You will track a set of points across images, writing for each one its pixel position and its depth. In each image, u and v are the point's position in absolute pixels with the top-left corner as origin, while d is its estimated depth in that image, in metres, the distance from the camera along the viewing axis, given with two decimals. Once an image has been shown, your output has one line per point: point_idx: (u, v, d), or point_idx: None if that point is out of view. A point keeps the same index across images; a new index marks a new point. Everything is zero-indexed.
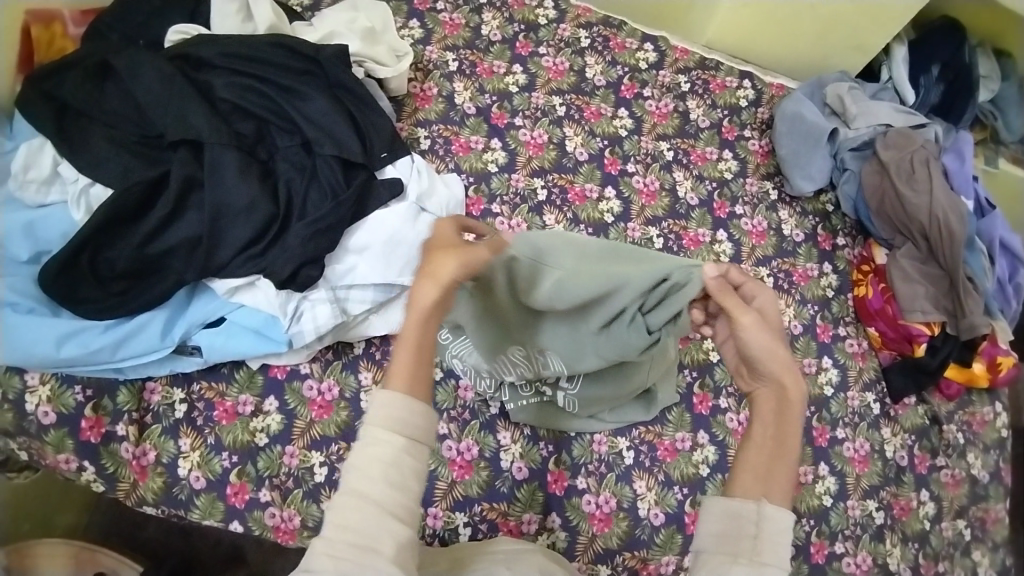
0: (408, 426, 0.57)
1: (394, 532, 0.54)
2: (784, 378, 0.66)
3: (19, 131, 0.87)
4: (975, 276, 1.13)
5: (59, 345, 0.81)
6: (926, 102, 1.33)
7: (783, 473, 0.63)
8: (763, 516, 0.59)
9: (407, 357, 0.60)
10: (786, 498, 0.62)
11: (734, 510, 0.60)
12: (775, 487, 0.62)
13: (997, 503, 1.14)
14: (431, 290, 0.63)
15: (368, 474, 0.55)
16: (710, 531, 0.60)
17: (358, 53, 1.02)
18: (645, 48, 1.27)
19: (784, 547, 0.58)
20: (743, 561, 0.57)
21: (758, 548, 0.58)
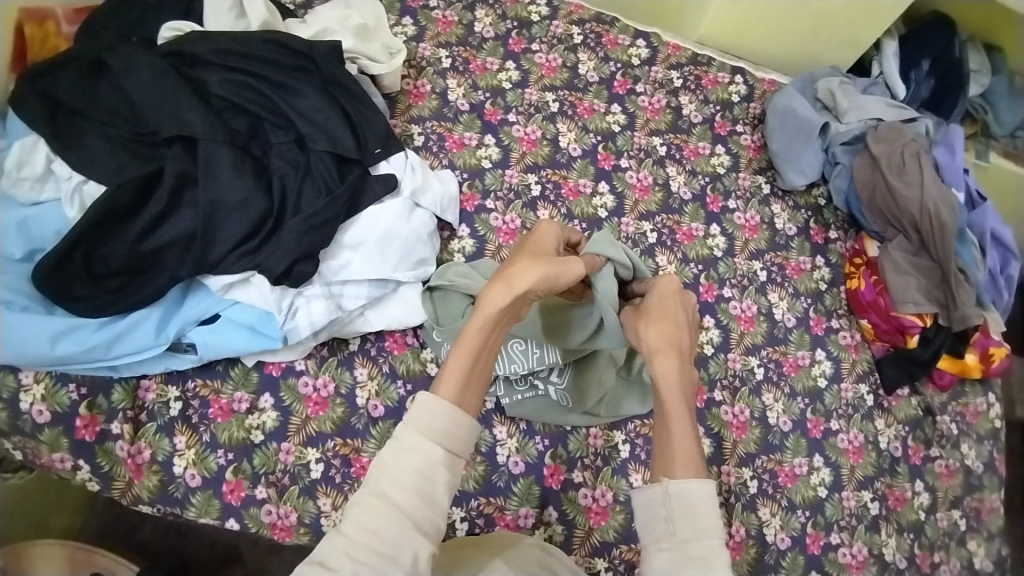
0: (448, 441, 0.60)
1: (416, 545, 0.56)
2: (660, 352, 0.78)
3: (11, 129, 0.87)
4: (966, 268, 1.13)
5: (54, 342, 0.81)
6: (917, 97, 1.35)
7: (678, 439, 0.70)
8: (670, 494, 0.65)
9: (464, 361, 0.66)
10: (694, 469, 0.67)
11: (648, 498, 0.66)
12: (678, 462, 0.68)
13: (992, 493, 1.14)
14: (502, 294, 0.70)
15: (401, 480, 0.57)
16: (641, 523, 0.66)
17: (352, 50, 1.03)
18: (637, 44, 1.27)
19: (700, 519, 0.64)
20: (667, 545, 0.63)
21: (674, 529, 0.63)
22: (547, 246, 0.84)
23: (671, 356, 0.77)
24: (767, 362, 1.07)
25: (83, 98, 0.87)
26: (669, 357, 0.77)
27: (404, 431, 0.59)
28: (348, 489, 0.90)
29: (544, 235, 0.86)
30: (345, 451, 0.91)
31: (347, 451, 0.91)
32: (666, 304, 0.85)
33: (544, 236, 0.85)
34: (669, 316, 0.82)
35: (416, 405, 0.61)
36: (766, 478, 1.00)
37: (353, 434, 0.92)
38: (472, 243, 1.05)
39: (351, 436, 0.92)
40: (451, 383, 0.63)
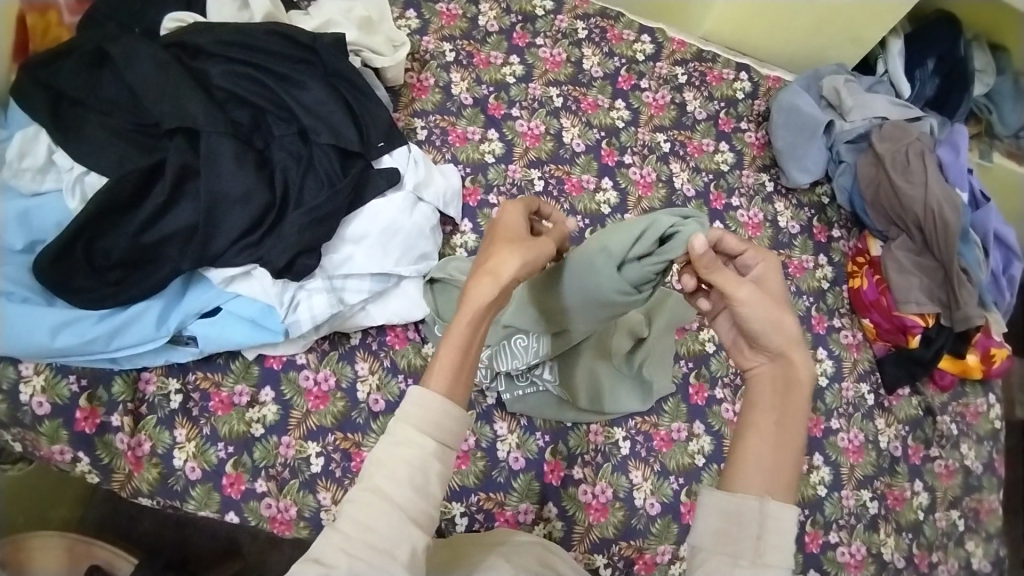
0: (440, 432, 0.57)
1: (412, 538, 0.55)
2: (790, 354, 0.65)
3: (13, 119, 0.87)
4: (969, 268, 1.13)
5: (54, 334, 0.81)
6: (922, 96, 1.35)
7: (789, 460, 0.61)
8: (766, 513, 0.58)
9: (452, 354, 0.60)
10: (789, 490, 0.60)
11: (735, 508, 0.59)
12: (779, 481, 0.60)
13: (991, 493, 1.14)
14: (491, 287, 0.62)
15: (393, 474, 0.56)
16: (707, 527, 0.59)
17: (355, 42, 1.02)
18: (642, 40, 1.27)
19: (788, 546, 0.57)
20: (744, 563, 0.56)
21: (759, 550, 0.57)
22: (519, 227, 0.70)
23: (808, 361, 0.65)
24: None
25: (84, 89, 0.86)
26: (804, 361, 0.65)
27: (395, 424, 0.57)
28: (349, 484, 0.90)
29: (507, 216, 0.71)
30: (345, 446, 0.91)
31: (348, 445, 0.91)
32: (773, 287, 0.69)
33: (508, 216, 0.71)
34: (784, 304, 0.68)
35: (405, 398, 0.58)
36: None
37: (353, 428, 0.92)
38: (474, 239, 1.04)
39: (351, 430, 0.92)
40: (444, 377, 0.59)
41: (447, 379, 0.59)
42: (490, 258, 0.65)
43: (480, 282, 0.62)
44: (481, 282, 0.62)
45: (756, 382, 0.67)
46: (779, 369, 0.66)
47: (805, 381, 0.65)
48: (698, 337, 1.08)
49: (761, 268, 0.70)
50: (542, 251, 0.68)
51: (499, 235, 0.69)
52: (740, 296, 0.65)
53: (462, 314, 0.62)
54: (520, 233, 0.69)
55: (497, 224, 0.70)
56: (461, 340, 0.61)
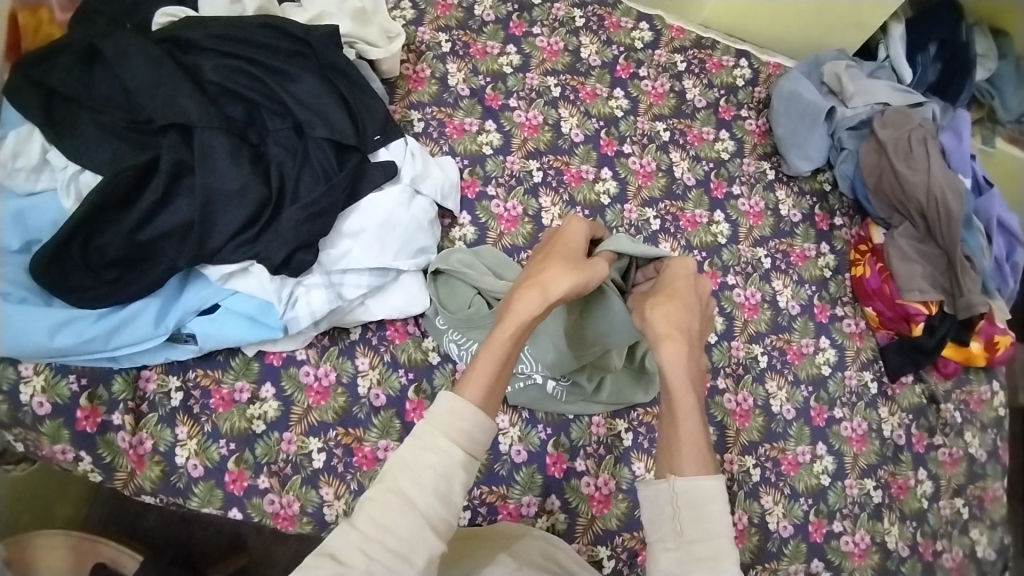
0: (466, 441, 0.60)
1: (428, 543, 0.56)
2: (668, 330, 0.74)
3: (7, 119, 0.86)
4: (972, 255, 1.12)
5: (54, 333, 0.81)
6: (924, 81, 1.33)
7: (688, 441, 0.67)
8: (676, 492, 0.64)
9: (489, 367, 0.66)
10: (703, 465, 0.66)
11: (654, 494, 0.65)
12: (687, 459, 0.66)
13: (995, 481, 1.14)
14: (537, 301, 0.70)
15: (419, 479, 0.57)
16: (649, 519, 0.65)
17: (349, 34, 1.01)
18: (640, 27, 1.25)
19: (709, 520, 0.63)
20: (671, 545, 0.62)
21: (681, 529, 0.63)
22: (574, 247, 0.80)
23: (675, 341, 0.73)
24: (770, 350, 1.06)
25: (77, 86, 0.85)
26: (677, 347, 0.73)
27: (424, 428, 0.59)
28: (350, 479, 0.89)
29: (571, 233, 0.82)
30: (347, 441, 0.91)
31: (349, 440, 0.91)
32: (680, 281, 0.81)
33: (573, 230, 0.82)
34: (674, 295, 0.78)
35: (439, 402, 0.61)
36: (769, 466, 1.00)
37: (355, 423, 0.91)
38: (473, 231, 1.04)
39: (353, 426, 0.91)
40: (479, 387, 0.63)
41: (482, 390, 0.63)
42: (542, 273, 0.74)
43: (528, 295, 0.71)
44: (529, 293, 0.71)
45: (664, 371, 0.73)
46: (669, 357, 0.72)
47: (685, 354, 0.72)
48: None
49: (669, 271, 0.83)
50: (591, 275, 0.75)
51: (556, 253, 0.79)
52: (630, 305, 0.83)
53: (509, 324, 0.69)
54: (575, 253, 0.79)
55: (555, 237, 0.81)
56: (503, 346, 0.68)
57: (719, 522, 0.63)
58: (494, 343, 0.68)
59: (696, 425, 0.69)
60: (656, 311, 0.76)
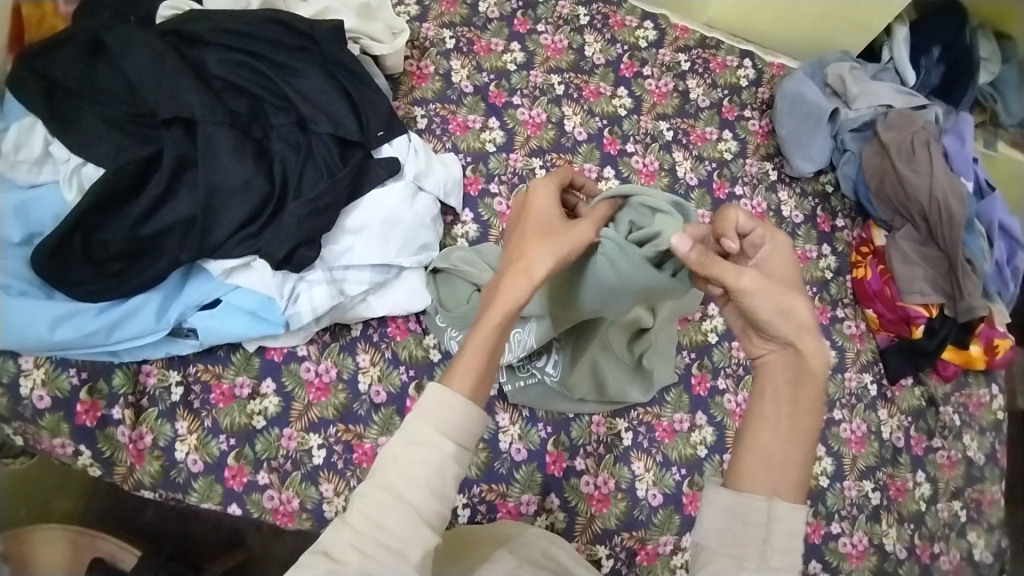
0: (458, 432, 0.57)
1: (424, 539, 0.54)
2: (801, 344, 0.60)
3: (8, 110, 0.85)
4: (974, 258, 1.12)
5: (54, 327, 0.80)
6: (927, 84, 1.34)
7: (801, 458, 0.58)
8: (775, 516, 0.55)
9: (478, 357, 0.60)
10: (800, 490, 0.57)
11: (741, 508, 0.56)
12: (790, 479, 0.57)
13: (992, 484, 1.14)
14: (524, 287, 0.62)
15: (410, 475, 0.55)
16: (712, 527, 0.57)
17: (354, 29, 1.00)
18: (645, 26, 1.25)
19: (798, 550, 0.55)
20: (751, 567, 0.54)
21: (766, 553, 0.54)
22: (549, 218, 0.68)
23: (821, 353, 0.60)
24: None
25: (80, 79, 0.85)
26: (815, 352, 0.60)
27: (414, 420, 0.57)
28: (350, 476, 0.89)
29: (538, 204, 0.69)
30: (347, 437, 0.90)
31: (350, 437, 0.91)
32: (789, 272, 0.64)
33: (541, 200, 0.69)
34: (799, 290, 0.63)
35: (426, 396, 0.58)
36: None
37: (355, 420, 0.91)
38: (476, 229, 1.03)
39: (353, 422, 0.91)
40: (467, 378, 0.59)
41: (471, 380, 0.59)
42: (521, 253, 0.64)
43: (512, 282, 0.62)
44: (513, 280, 0.62)
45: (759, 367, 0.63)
46: (788, 359, 0.61)
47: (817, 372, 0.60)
48: (700, 327, 1.07)
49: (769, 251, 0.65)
50: (576, 245, 0.65)
51: (529, 227, 0.67)
52: (746, 287, 0.60)
53: (492, 314, 0.61)
54: (552, 222, 0.67)
55: (525, 211, 0.68)
56: (487, 341, 0.60)
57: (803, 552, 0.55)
58: (478, 337, 0.60)
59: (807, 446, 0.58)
60: (786, 304, 0.60)
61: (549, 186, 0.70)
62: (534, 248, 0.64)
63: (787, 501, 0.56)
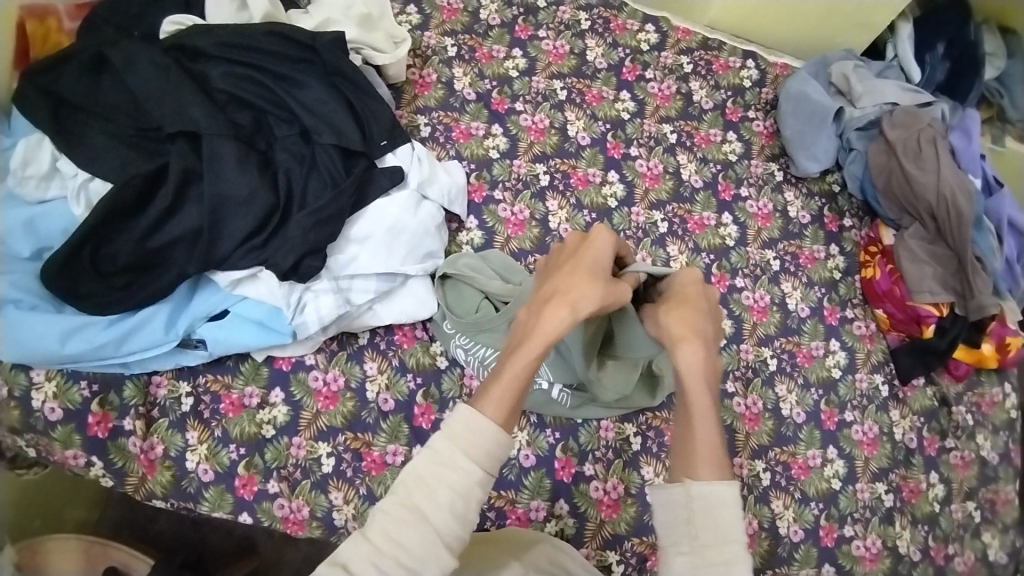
0: (485, 459, 0.57)
1: (442, 562, 0.54)
2: (681, 343, 0.71)
3: (17, 127, 0.87)
4: (983, 256, 1.11)
5: (64, 340, 0.81)
6: (933, 81, 1.31)
7: (706, 440, 0.67)
8: (692, 497, 0.62)
9: (513, 385, 0.61)
10: (712, 467, 0.65)
11: (666, 497, 0.64)
12: (701, 463, 0.65)
13: (1007, 484, 1.13)
14: (566, 320, 0.65)
15: (435, 496, 0.55)
16: (662, 525, 0.64)
17: (356, 40, 1.01)
18: (646, 30, 1.25)
19: (721, 528, 0.61)
20: (685, 550, 0.60)
21: (693, 533, 0.61)
22: (603, 261, 0.71)
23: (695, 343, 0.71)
24: (779, 353, 1.06)
25: (86, 95, 0.86)
26: (694, 344, 0.71)
27: (441, 441, 0.57)
28: (359, 483, 0.90)
29: (598, 245, 0.72)
30: (356, 445, 0.91)
31: (358, 445, 0.91)
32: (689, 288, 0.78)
33: (599, 244, 0.72)
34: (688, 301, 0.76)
35: (457, 418, 0.58)
36: (779, 470, 0.99)
37: (363, 428, 0.92)
38: (480, 235, 1.04)
39: (361, 430, 0.91)
40: (501, 405, 0.60)
41: (504, 408, 0.60)
42: (569, 288, 0.67)
43: (556, 313, 0.65)
44: (557, 310, 0.65)
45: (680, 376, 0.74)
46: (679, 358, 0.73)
47: (695, 361, 0.70)
48: None
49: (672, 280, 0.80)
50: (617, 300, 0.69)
51: (583, 262, 0.70)
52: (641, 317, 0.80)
53: (534, 341, 0.64)
54: (602, 269, 0.70)
55: (584, 247, 0.72)
56: (522, 367, 0.63)
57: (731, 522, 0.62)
58: (515, 363, 0.63)
59: (712, 425, 0.68)
60: (671, 316, 0.74)
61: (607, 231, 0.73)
62: (585, 287, 0.67)
63: (701, 479, 0.64)
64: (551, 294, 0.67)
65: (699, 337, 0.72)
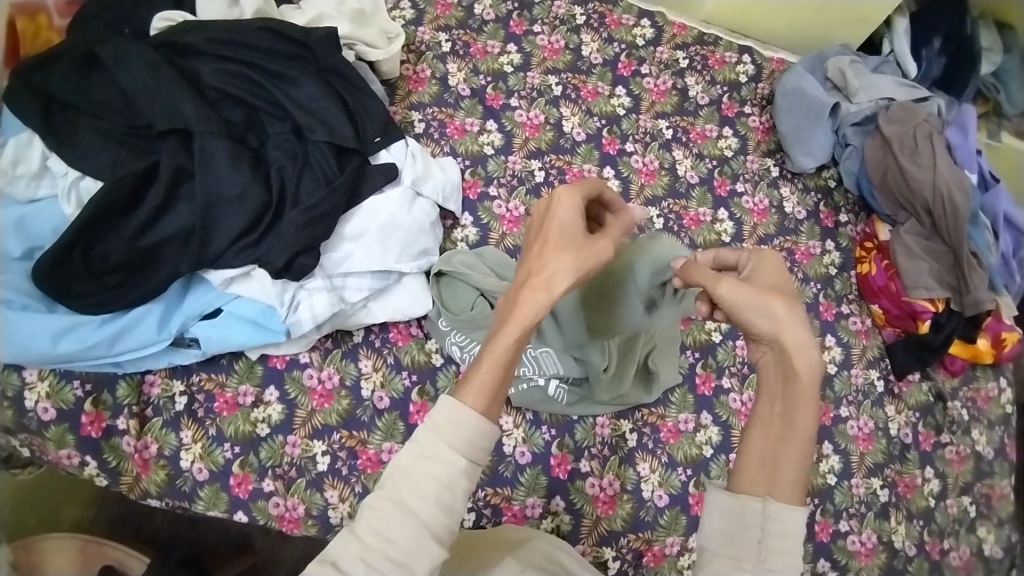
0: (469, 448, 0.55)
1: (431, 554, 0.53)
2: (786, 340, 0.59)
3: (7, 125, 0.86)
4: (979, 252, 1.11)
5: (56, 340, 0.81)
6: (928, 76, 1.31)
7: (795, 458, 0.58)
8: (769, 518, 0.56)
9: (492, 372, 0.57)
10: (796, 492, 0.57)
11: (738, 508, 0.58)
12: (783, 481, 0.58)
13: (1002, 479, 1.13)
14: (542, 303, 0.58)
15: (420, 489, 0.54)
16: (712, 528, 0.58)
17: (349, 36, 1.00)
18: (642, 24, 1.25)
19: (796, 549, 0.56)
20: (747, 567, 0.55)
21: (763, 555, 0.55)
22: (572, 225, 0.62)
23: (807, 347, 0.59)
24: None
25: (77, 92, 0.85)
26: (801, 347, 0.59)
27: (423, 433, 0.55)
28: (355, 482, 0.89)
29: (564, 210, 0.63)
30: (351, 443, 0.91)
31: (354, 443, 0.91)
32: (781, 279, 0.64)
33: (565, 210, 0.63)
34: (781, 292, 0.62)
35: (440, 410, 0.56)
36: None
37: (359, 426, 0.91)
38: (475, 232, 1.03)
39: (357, 428, 0.91)
40: (481, 395, 0.56)
41: (485, 397, 0.56)
42: (540, 265, 0.60)
43: (531, 297, 0.58)
44: (529, 291, 0.58)
45: (762, 369, 0.63)
46: (776, 356, 0.61)
47: (804, 372, 0.59)
48: (704, 326, 1.06)
49: (756, 266, 0.66)
50: (599, 262, 0.61)
51: (550, 234, 0.62)
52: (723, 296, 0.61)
53: (509, 328, 0.57)
54: (573, 237, 0.61)
55: (550, 216, 0.62)
56: (504, 353, 0.57)
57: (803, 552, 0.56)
58: (492, 353, 0.57)
59: (802, 450, 0.58)
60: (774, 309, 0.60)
61: (571, 192, 0.64)
62: (557, 260, 0.59)
63: (781, 501, 0.57)
64: (523, 276, 0.60)
65: (808, 342, 0.60)
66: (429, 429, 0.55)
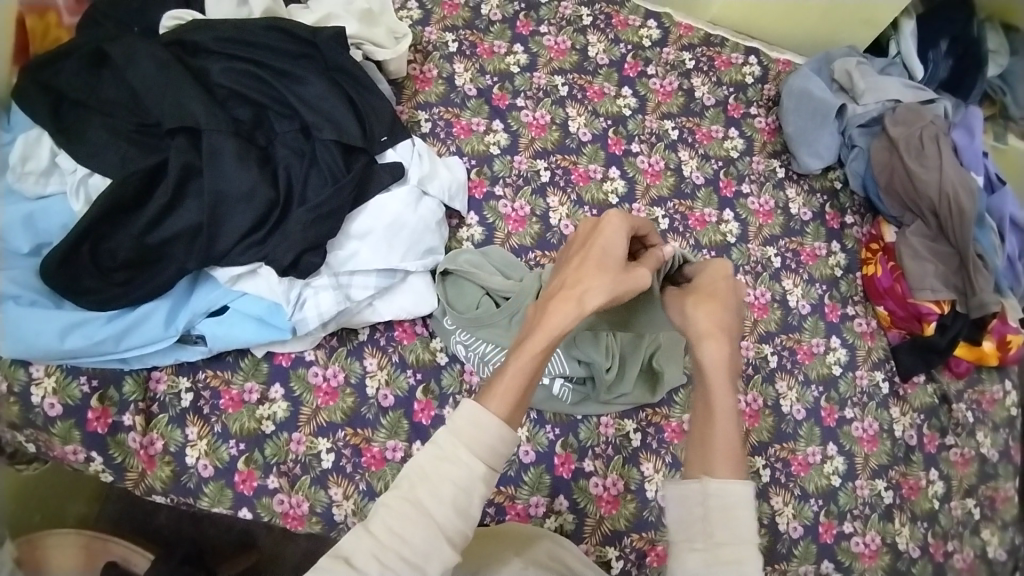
0: (489, 454, 0.56)
1: (443, 557, 0.53)
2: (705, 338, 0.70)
3: (16, 121, 0.86)
4: (985, 254, 1.11)
5: (63, 336, 0.81)
6: (935, 78, 1.32)
7: (723, 445, 0.64)
8: (709, 494, 0.61)
9: (518, 378, 0.59)
10: (733, 471, 0.63)
11: (683, 493, 0.62)
12: (717, 461, 0.63)
13: (1006, 482, 1.13)
14: (572, 314, 0.62)
15: (438, 491, 0.54)
16: (676, 518, 0.61)
17: (356, 35, 1.01)
18: (648, 25, 1.25)
19: (739, 523, 0.59)
20: (699, 546, 0.58)
21: (710, 530, 0.59)
22: (613, 252, 0.67)
23: (719, 342, 0.69)
24: (780, 349, 1.06)
25: (86, 90, 0.86)
26: (717, 339, 0.69)
27: (445, 436, 0.56)
28: (359, 479, 0.90)
29: (609, 233, 0.68)
30: (355, 441, 0.91)
31: (358, 441, 0.91)
32: (720, 284, 0.75)
33: (609, 234, 0.68)
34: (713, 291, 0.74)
35: (461, 413, 0.57)
36: (779, 467, 0.99)
37: (363, 424, 0.92)
38: (481, 231, 1.03)
39: (361, 426, 0.92)
40: (505, 400, 0.58)
41: (508, 404, 0.58)
42: (578, 281, 0.65)
43: (563, 307, 0.63)
44: (564, 306, 0.63)
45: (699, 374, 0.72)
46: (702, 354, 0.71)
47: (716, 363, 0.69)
48: None
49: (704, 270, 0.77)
50: (631, 289, 0.66)
51: (592, 255, 0.67)
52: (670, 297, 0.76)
53: (539, 336, 0.62)
54: (610, 261, 0.66)
55: (592, 237, 0.68)
56: (527, 364, 0.60)
57: (749, 526, 0.59)
58: (519, 359, 0.60)
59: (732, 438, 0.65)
60: (697, 311, 0.72)
61: (622, 218, 0.69)
62: (593, 278, 0.64)
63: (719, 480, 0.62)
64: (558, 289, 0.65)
65: (727, 339, 0.70)
66: (450, 433, 0.56)
